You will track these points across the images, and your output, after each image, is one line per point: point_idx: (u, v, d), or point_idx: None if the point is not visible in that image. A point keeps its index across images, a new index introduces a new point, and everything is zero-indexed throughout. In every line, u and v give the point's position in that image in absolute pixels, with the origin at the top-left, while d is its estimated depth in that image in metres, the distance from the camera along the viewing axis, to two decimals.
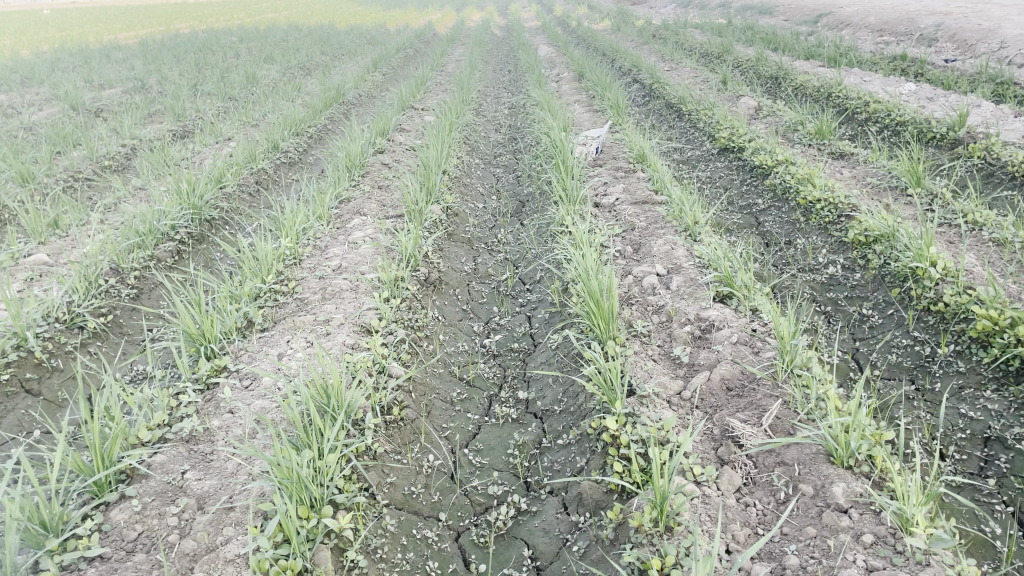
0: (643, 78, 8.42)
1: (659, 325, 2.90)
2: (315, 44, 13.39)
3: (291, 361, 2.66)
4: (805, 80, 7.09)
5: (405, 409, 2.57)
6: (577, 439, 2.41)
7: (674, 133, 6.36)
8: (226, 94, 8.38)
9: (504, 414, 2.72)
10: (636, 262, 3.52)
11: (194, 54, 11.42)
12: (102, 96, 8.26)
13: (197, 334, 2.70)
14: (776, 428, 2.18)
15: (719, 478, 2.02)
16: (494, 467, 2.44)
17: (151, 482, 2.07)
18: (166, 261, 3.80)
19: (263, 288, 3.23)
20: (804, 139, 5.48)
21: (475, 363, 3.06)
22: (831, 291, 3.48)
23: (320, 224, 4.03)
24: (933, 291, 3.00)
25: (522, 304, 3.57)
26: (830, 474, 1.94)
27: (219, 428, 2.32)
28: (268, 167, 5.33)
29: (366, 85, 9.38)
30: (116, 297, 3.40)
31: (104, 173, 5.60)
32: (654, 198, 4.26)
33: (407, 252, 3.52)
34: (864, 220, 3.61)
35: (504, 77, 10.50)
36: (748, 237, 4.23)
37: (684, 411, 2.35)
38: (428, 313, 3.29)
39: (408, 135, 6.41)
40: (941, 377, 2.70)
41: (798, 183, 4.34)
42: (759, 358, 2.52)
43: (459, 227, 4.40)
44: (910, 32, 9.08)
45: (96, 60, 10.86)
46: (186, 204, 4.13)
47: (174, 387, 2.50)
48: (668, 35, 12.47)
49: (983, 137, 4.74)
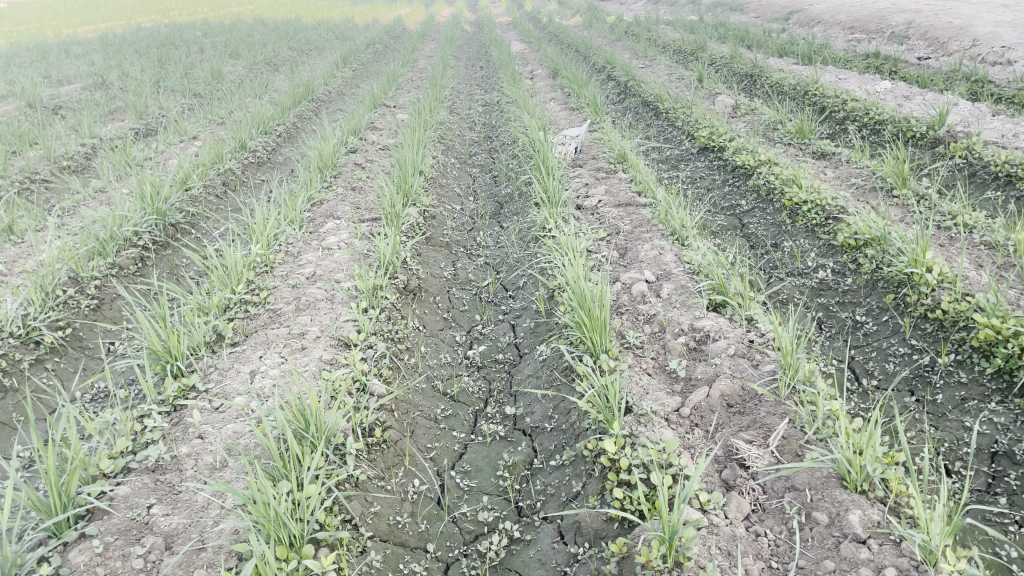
0: (618, 75, 8.31)
1: (652, 335, 2.78)
2: (280, 39, 13.11)
3: (265, 380, 2.50)
4: (781, 78, 7.04)
5: (388, 430, 2.42)
6: (572, 460, 2.28)
7: (652, 131, 6.26)
8: (191, 90, 8.12)
9: (491, 432, 2.59)
10: (623, 267, 3.40)
11: (156, 48, 11.09)
12: (60, 93, 7.96)
13: (162, 351, 2.52)
14: (783, 449, 2.07)
15: (727, 506, 1.91)
16: (484, 491, 2.31)
17: (113, 519, 1.89)
18: (128, 269, 3.60)
19: (233, 298, 3.05)
20: (785, 138, 5.40)
21: (459, 376, 2.92)
22: (822, 296, 3.39)
23: (292, 229, 3.86)
24: (930, 298, 2.91)
25: (505, 312, 3.44)
26: (844, 500, 1.83)
27: (188, 455, 2.14)
28: (236, 167, 5.13)
29: (335, 81, 9.17)
30: (75, 309, 3.20)
31: (63, 174, 5.37)
32: (638, 200, 4.14)
33: (385, 259, 3.37)
34: (854, 223, 3.53)
35: (476, 73, 10.33)
36: (733, 240, 4.13)
37: (684, 430, 2.24)
38: (408, 323, 3.14)
39: (380, 133, 6.25)
40: (942, 388, 2.61)
41: (783, 184, 4.25)
42: (759, 371, 2.42)
43: (437, 231, 4.25)
44: (882, 29, 9.07)
45: (54, 55, 10.50)
46: (149, 209, 3.93)
47: (138, 410, 2.32)
48: (640, 32, 12.39)
49: (963, 136, 4.70)
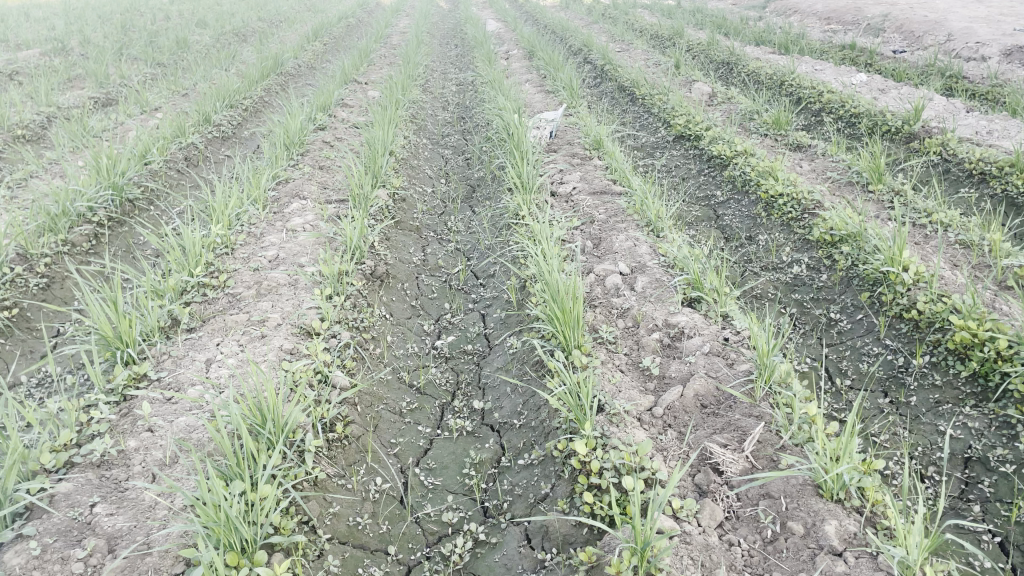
0: (595, 59, 8.19)
1: (625, 331, 2.71)
2: (250, 9, 12.75)
3: (221, 370, 2.37)
4: (758, 67, 6.98)
5: (350, 425, 2.32)
6: (541, 460, 2.20)
7: (628, 117, 6.17)
8: (154, 60, 7.87)
9: (458, 427, 2.51)
10: (597, 258, 3.32)
11: (120, 15, 10.73)
12: (16, 58, 7.66)
13: (112, 338, 2.39)
14: (758, 454, 2.01)
15: (700, 513, 1.85)
16: (449, 489, 2.22)
17: (53, 518, 1.77)
18: (81, 247, 3.45)
19: (190, 282, 2.92)
20: (761, 129, 5.33)
21: (426, 368, 2.84)
22: (796, 292, 3.35)
23: (255, 208, 3.72)
24: (906, 298, 2.86)
25: (475, 300, 3.36)
26: (821, 510, 1.78)
27: (136, 449, 2.02)
28: (199, 141, 4.96)
29: (306, 55, 8.93)
30: (23, 288, 3.05)
31: (18, 144, 5.15)
32: (613, 188, 4.06)
33: (352, 244, 3.26)
34: (830, 218, 3.49)
35: (450, 52, 10.14)
36: (707, 232, 4.08)
37: (656, 431, 2.17)
38: (375, 310, 3.04)
39: (350, 110, 6.08)
40: (916, 390, 2.57)
41: (759, 175, 4.19)
42: (734, 371, 2.35)
43: (407, 214, 4.14)
44: (858, 21, 9.04)
45: (13, 18, 10.11)
46: (105, 183, 3.77)
47: (85, 399, 2.19)
48: (617, 15, 12.25)
49: (938, 132, 4.67)
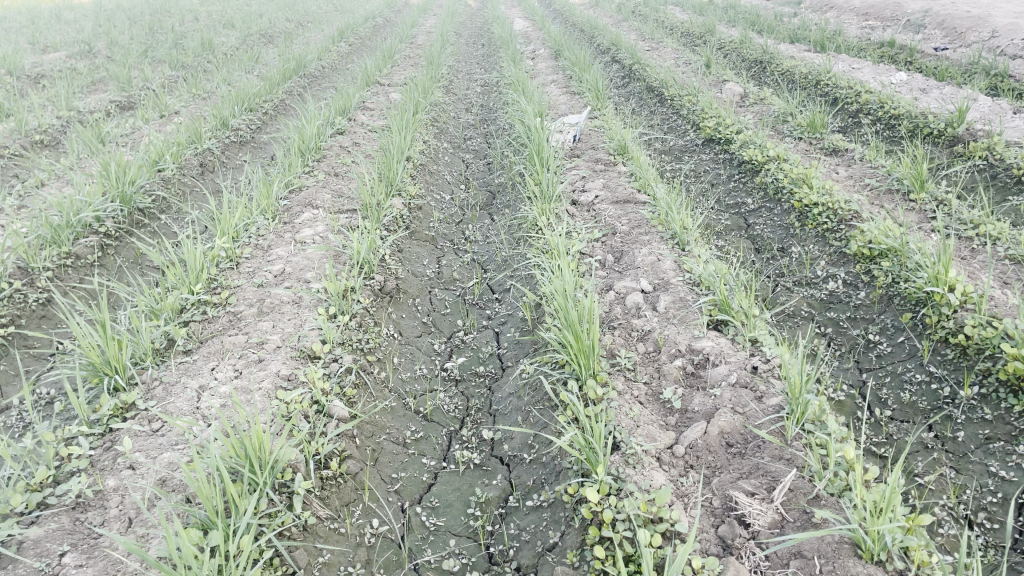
0: (623, 58, 7.97)
1: (645, 356, 2.53)
2: (278, 9, 12.68)
3: (212, 399, 2.23)
4: (792, 66, 6.72)
5: (347, 461, 2.17)
6: (551, 503, 2.03)
7: (656, 119, 5.96)
8: (178, 62, 7.82)
9: (465, 460, 2.34)
10: (618, 274, 3.14)
11: (149, 16, 10.71)
12: (42, 61, 7.65)
13: (100, 363, 2.26)
14: (789, 506, 1.81)
15: (723, 573, 1.67)
16: (452, 532, 2.06)
17: (18, 570, 1.64)
18: (85, 259, 3.35)
19: (190, 299, 2.79)
20: (795, 132, 5.09)
21: (434, 393, 2.68)
22: (832, 310, 3.14)
23: (264, 220, 3.59)
24: (952, 321, 2.64)
25: (489, 317, 3.20)
26: (859, 574, 1.58)
27: (115, 489, 1.88)
28: (215, 147, 4.86)
29: (330, 57, 8.83)
30: (21, 304, 2.95)
31: (35, 149, 5.10)
32: (637, 196, 3.87)
33: (360, 258, 3.11)
34: (868, 230, 3.26)
35: (476, 51, 9.99)
36: (737, 243, 3.88)
37: (677, 473, 2.00)
38: (382, 330, 2.90)
39: (370, 114, 5.96)
40: (963, 425, 2.36)
41: (793, 183, 3.97)
42: (763, 406, 2.16)
43: (423, 223, 3.99)
44: (898, 17, 8.71)
45: (44, 20, 10.15)
46: (112, 192, 3.67)
47: (68, 432, 2.06)
48: (648, 12, 11.99)
49: (983, 135, 4.40)
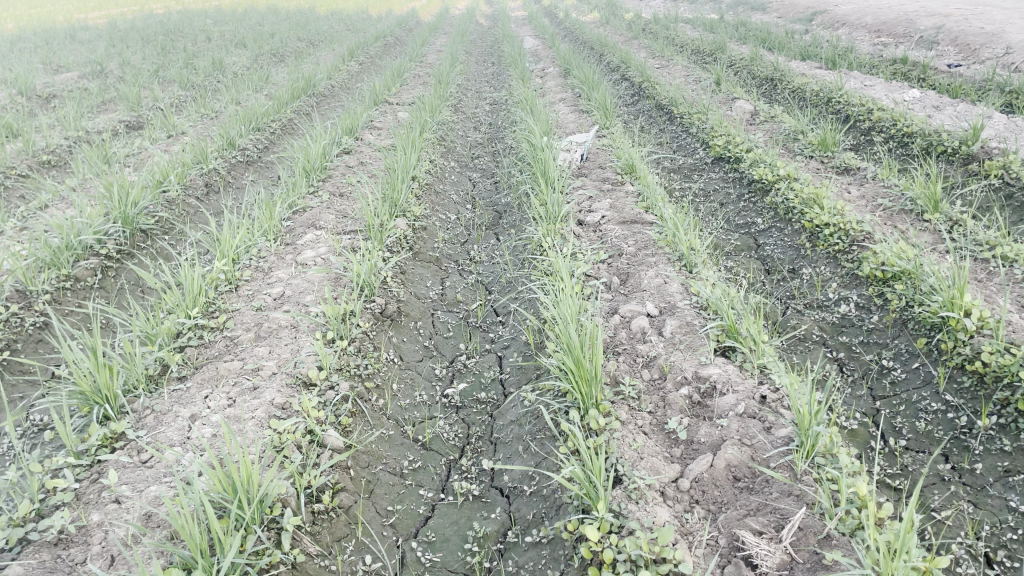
0: (633, 76, 7.93)
1: (650, 384, 2.46)
2: (291, 29, 12.75)
3: (203, 429, 2.17)
4: (804, 83, 6.66)
5: (340, 494, 2.11)
6: (550, 539, 1.96)
7: (665, 138, 5.91)
8: (189, 82, 7.85)
9: (463, 491, 2.27)
10: (624, 297, 3.07)
11: (162, 36, 10.79)
12: (54, 81, 7.70)
13: (89, 391, 2.20)
14: (798, 545, 1.73)
15: None
16: (448, 568, 1.98)
17: None
18: (84, 281, 3.32)
19: (186, 324, 2.74)
20: (806, 150, 5.02)
21: (434, 420, 2.61)
22: (844, 333, 3.05)
23: (266, 241, 3.55)
24: (969, 347, 2.55)
25: (492, 340, 3.13)
26: None
27: (99, 524, 1.82)
28: (220, 167, 4.84)
29: (340, 76, 8.83)
30: (17, 328, 2.92)
31: (42, 170, 5.10)
32: (644, 217, 3.81)
33: (361, 280, 3.05)
34: (881, 252, 3.18)
35: (486, 70, 9.98)
36: (747, 264, 3.80)
37: (681, 509, 1.93)
38: (382, 355, 2.84)
39: (378, 133, 5.93)
40: (981, 456, 2.27)
41: (803, 203, 3.90)
42: (771, 438, 2.08)
43: (427, 244, 3.94)
44: (910, 34, 8.64)
45: (58, 40, 10.23)
46: (114, 214, 3.64)
47: (54, 464, 2.01)
48: (659, 30, 11.98)
49: (998, 153, 4.31)
